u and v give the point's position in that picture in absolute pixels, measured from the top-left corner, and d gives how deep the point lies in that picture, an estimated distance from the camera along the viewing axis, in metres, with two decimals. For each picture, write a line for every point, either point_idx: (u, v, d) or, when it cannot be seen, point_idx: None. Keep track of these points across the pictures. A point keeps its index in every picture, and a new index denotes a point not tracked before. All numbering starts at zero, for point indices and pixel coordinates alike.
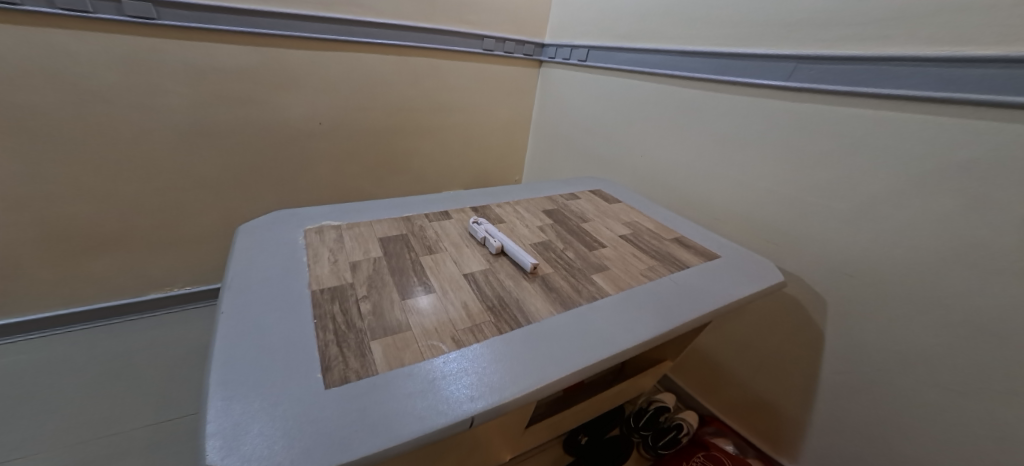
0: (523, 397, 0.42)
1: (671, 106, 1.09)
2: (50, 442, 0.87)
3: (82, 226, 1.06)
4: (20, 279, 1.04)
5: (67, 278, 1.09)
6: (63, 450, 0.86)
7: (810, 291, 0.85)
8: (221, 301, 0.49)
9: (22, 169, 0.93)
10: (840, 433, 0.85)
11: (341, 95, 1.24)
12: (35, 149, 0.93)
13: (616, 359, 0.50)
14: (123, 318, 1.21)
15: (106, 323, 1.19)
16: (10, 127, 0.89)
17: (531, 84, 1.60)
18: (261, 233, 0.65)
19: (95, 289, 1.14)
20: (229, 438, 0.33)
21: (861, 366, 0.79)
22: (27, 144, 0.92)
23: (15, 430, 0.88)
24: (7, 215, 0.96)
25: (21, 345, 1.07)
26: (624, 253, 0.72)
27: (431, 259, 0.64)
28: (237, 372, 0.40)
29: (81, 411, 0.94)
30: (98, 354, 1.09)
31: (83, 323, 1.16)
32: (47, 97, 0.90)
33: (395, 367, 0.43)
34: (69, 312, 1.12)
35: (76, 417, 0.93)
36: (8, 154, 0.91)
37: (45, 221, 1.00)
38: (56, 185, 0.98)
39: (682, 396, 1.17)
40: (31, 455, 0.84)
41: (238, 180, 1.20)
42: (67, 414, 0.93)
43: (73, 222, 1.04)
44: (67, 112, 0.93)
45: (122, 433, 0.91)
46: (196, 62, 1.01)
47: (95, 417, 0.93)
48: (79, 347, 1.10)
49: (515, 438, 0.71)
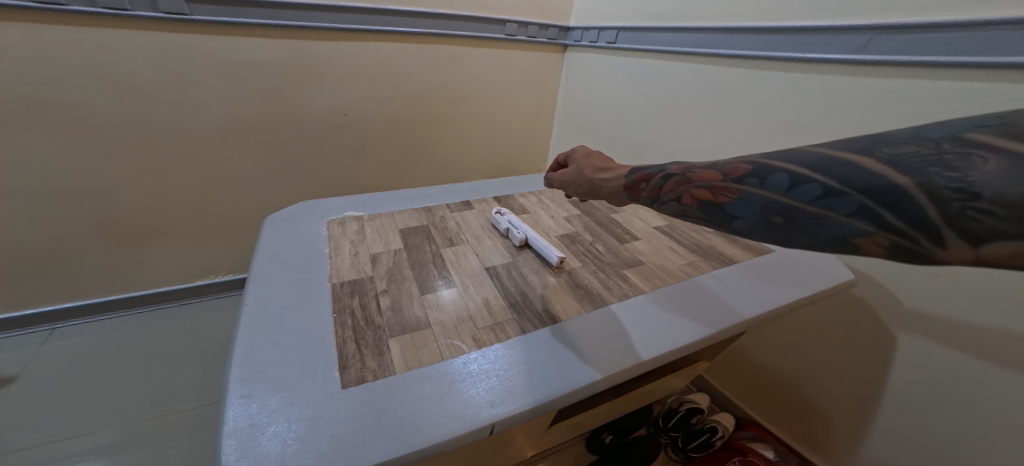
0: (549, 404, 0.39)
1: (711, 88, 1.01)
2: (102, 422, 0.92)
3: (131, 218, 1.10)
4: (78, 269, 1.10)
5: (118, 269, 1.15)
6: (107, 431, 0.90)
7: (876, 292, 0.75)
8: (244, 295, 0.48)
9: (75, 164, 0.98)
10: (902, 448, 0.77)
11: (364, 85, 1.22)
12: (86, 144, 0.97)
13: (652, 365, 0.45)
14: (172, 303, 1.27)
15: (158, 307, 1.25)
16: (62, 124, 0.93)
17: (556, 69, 1.53)
18: (286, 224, 0.64)
19: (143, 278, 1.20)
20: (245, 439, 0.32)
21: (936, 376, 0.70)
22: (78, 140, 0.96)
23: (73, 409, 0.94)
24: (66, 208, 1.02)
25: (83, 328, 1.15)
26: (659, 247, 0.67)
27: (452, 252, 0.62)
28: (255, 368, 0.39)
29: (130, 393, 0.99)
30: (148, 338, 1.15)
31: (138, 307, 1.23)
32: (95, 95, 0.93)
33: (413, 367, 0.41)
34: (123, 298, 1.19)
35: (119, 401, 0.97)
36: (63, 151, 0.96)
37: (98, 213, 1.06)
38: (105, 180, 1.03)
39: (716, 397, 1.11)
40: (83, 435, 0.89)
41: (270, 173, 1.22)
42: (117, 395, 0.98)
43: (122, 214, 1.08)
44: (113, 109, 0.96)
45: (165, 416, 0.95)
46: (226, 57, 1.02)
47: (142, 400, 0.98)
48: (132, 331, 1.17)
49: (539, 436, 0.68)
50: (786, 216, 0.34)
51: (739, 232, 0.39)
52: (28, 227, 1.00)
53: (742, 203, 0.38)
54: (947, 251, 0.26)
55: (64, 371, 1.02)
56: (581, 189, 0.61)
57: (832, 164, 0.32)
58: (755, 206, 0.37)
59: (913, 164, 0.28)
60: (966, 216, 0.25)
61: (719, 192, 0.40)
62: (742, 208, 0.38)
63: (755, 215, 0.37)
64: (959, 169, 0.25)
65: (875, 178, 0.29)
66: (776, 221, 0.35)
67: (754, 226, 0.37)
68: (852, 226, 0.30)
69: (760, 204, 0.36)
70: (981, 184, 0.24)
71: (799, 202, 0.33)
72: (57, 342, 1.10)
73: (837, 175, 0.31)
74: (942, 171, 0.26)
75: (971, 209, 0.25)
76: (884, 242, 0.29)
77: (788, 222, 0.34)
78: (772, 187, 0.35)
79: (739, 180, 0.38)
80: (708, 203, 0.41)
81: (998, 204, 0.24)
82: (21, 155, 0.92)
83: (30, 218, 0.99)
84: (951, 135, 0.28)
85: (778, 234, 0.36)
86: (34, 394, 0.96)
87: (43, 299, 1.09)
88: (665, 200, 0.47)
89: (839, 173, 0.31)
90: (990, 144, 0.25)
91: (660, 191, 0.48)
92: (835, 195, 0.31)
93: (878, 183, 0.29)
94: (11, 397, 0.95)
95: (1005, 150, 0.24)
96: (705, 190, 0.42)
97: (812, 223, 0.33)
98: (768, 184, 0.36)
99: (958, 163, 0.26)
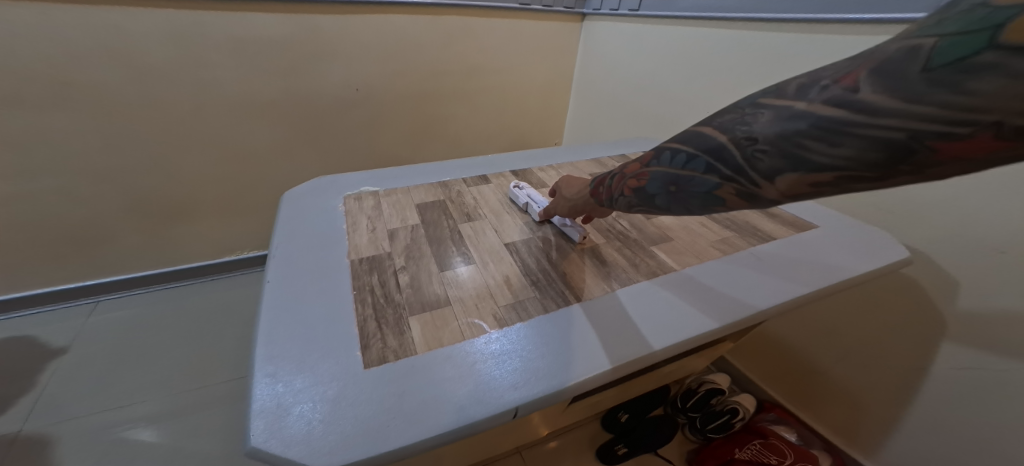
0: (578, 385, 0.37)
1: (740, 57, 0.93)
2: (144, 393, 0.96)
3: (157, 198, 1.12)
4: (111, 248, 1.13)
5: (148, 248, 1.18)
6: (151, 402, 0.94)
7: (928, 273, 0.70)
8: (266, 271, 0.48)
9: (102, 145, 0.99)
10: (940, 435, 0.74)
11: (375, 60, 1.18)
12: (110, 125, 0.98)
13: (685, 346, 0.43)
14: (203, 279, 1.30)
15: (189, 282, 1.28)
16: (82, 104, 0.93)
17: (572, 40, 1.45)
18: (304, 200, 0.63)
19: (172, 256, 1.22)
20: (273, 418, 0.31)
21: (986, 363, 0.66)
22: (102, 121, 0.96)
23: (116, 380, 0.98)
24: (97, 188, 1.03)
25: (120, 302, 1.19)
26: (689, 223, 0.63)
27: (470, 227, 0.60)
28: (280, 346, 0.38)
29: (168, 364, 1.03)
30: (183, 311, 1.19)
31: (171, 283, 1.26)
32: (114, 75, 0.93)
33: (434, 347, 0.39)
34: (156, 274, 1.22)
35: (158, 372, 1.01)
36: (89, 132, 0.96)
37: (127, 192, 1.07)
38: (130, 160, 1.03)
39: (738, 378, 1.09)
40: (128, 405, 0.93)
41: (286, 151, 1.20)
42: (155, 367, 1.02)
43: (149, 192, 1.10)
44: (132, 89, 0.96)
45: (201, 388, 0.99)
46: (237, 34, 0.99)
47: (178, 371, 1.02)
48: (166, 305, 1.20)
49: (557, 415, 0.68)
50: (675, 184, 0.37)
51: (664, 209, 0.39)
52: (59, 207, 1.02)
53: (651, 182, 0.39)
54: (765, 190, 0.30)
55: (106, 344, 1.06)
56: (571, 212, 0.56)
57: (691, 136, 0.36)
58: (656, 181, 0.39)
59: (725, 125, 0.33)
60: (757, 157, 0.29)
61: (640, 177, 0.41)
62: (651, 186, 0.39)
63: (659, 189, 0.39)
64: (748, 122, 0.31)
65: (711, 141, 0.33)
66: (671, 190, 0.37)
67: (667, 201, 0.38)
68: (709, 181, 0.33)
69: (658, 177, 0.39)
70: (758, 131, 0.30)
71: (679, 170, 0.36)
72: (102, 314, 1.15)
73: (694, 143, 0.35)
74: (739, 126, 0.31)
75: (756, 151, 0.29)
76: (734, 190, 0.32)
77: (678, 189, 0.36)
78: (661, 162, 0.38)
79: (648, 162, 0.40)
80: (636, 188, 0.41)
81: (768, 143, 0.29)
82: (47, 136, 0.93)
83: (60, 199, 1.01)
84: (746, 101, 0.32)
85: (680, 202, 0.37)
86: (80, 365, 1.00)
87: (82, 275, 1.13)
88: (615, 195, 0.45)
89: (694, 142, 0.35)
90: (768, 101, 0.30)
91: (611, 190, 0.46)
92: (693, 158, 0.35)
93: (711, 143, 0.33)
94: (63, 366, 1.00)
95: (776, 103, 0.30)
96: (632, 178, 0.42)
97: (688, 185, 0.35)
98: (660, 160, 0.39)
99: (751, 118, 0.31)
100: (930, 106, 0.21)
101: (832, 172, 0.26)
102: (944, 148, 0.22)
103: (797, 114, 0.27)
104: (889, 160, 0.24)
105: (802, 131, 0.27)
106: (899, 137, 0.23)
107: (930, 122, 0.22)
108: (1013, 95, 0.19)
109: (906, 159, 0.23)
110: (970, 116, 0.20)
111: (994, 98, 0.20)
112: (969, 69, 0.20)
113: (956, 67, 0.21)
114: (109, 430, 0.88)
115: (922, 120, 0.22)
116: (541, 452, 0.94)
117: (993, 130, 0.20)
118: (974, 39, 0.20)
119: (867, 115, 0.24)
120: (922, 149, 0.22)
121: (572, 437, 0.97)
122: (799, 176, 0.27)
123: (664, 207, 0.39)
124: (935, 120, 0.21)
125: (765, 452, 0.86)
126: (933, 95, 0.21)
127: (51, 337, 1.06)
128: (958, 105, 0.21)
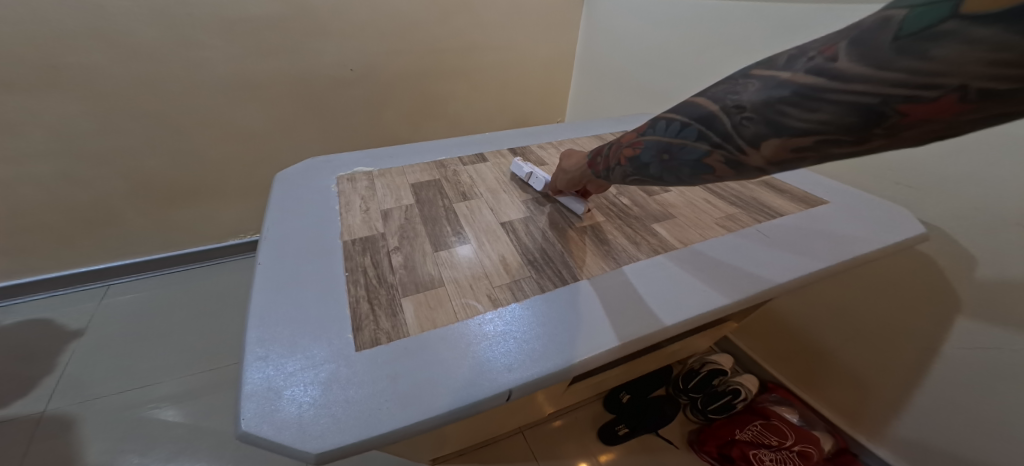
0: (578, 365, 0.36)
1: (749, 28, 0.88)
2: (157, 375, 0.97)
3: (158, 182, 1.11)
4: (114, 233, 1.12)
5: (151, 233, 1.17)
6: (169, 382, 0.96)
7: (946, 250, 0.68)
8: (257, 253, 0.47)
9: (98, 129, 0.97)
10: (947, 413, 0.73)
11: (370, 38, 1.14)
12: (104, 108, 0.96)
13: (686, 326, 0.42)
14: (210, 262, 1.30)
15: (197, 266, 1.28)
16: (75, 87, 0.91)
17: (573, 15, 1.40)
18: (296, 181, 0.61)
19: (177, 240, 1.22)
20: (264, 403, 0.31)
21: (999, 343, 0.64)
22: (95, 104, 0.94)
23: (127, 363, 0.99)
24: (97, 172, 1.02)
25: (127, 286, 1.19)
26: (694, 200, 0.61)
27: (466, 206, 0.58)
28: (271, 329, 0.37)
29: (178, 346, 1.04)
30: (193, 294, 1.19)
31: (178, 266, 1.26)
32: (103, 57, 0.90)
33: (427, 328, 0.38)
34: (163, 257, 1.22)
35: (172, 354, 1.02)
36: (84, 116, 0.95)
37: (128, 176, 1.06)
38: (127, 144, 1.02)
39: (741, 359, 1.09)
40: (143, 387, 0.94)
41: (284, 134, 1.18)
42: (165, 349, 1.03)
43: (149, 177, 1.09)
44: (124, 71, 0.94)
45: (212, 370, 1.00)
46: (226, 12, 0.96)
47: (186, 353, 1.02)
48: (172, 289, 1.20)
49: (560, 394, 0.68)
50: (669, 151, 0.38)
51: (656, 178, 0.41)
52: (60, 192, 1.01)
53: (646, 150, 0.41)
54: (749, 157, 0.30)
55: (116, 328, 1.07)
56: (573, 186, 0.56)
57: (685, 106, 0.36)
58: (650, 150, 0.40)
59: (718, 95, 0.33)
60: (742, 125, 0.30)
61: (635, 146, 0.43)
62: (644, 155, 0.41)
63: (654, 157, 0.40)
64: (738, 91, 0.31)
65: (702, 110, 0.34)
66: (665, 159, 0.38)
67: (659, 170, 0.40)
68: (698, 149, 0.34)
69: (653, 145, 0.40)
70: (746, 99, 0.30)
71: (672, 138, 0.37)
72: (113, 297, 1.15)
73: (687, 112, 0.35)
74: (728, 95, 0.31)
75: (742, 119, 0.30)
76: (721, 158, 0.33)
77: (671, 157, 0.37)
78: (656, 131, 0.39)
79: (643, 132, 0.42)
80: (630, 157, 0.43)
81: (754, 111, 0.29)
82: (41, 120, 0.92)
83: (59, 185, 1.00)
84: (737, 71, 0.32)
85: (671, 170, 0.38)
86: (90, 347, 1.01)
87: (90, 260, 1.13)
88: (612, 166, 0.48)
89: (687, 110, 0.35)
90: (759, 70, 0.30)
91: (609, 161, 0.48)
92: (685, 126, 0.35)
93: (702, 112, 0.34)
94: (82, 348, 1.01)
95: (763, 73, 0.29)
96: (628, 146, 0.44)
97: (680, 154, 0.36)
98: (656, 129, 0.39)
99: (739, 88, 0.31)
100: (899, 72, 0.21)
101: (812, 136, 0.26)
102: (913, 112, 0.22)
103: (779, 82, 0.28)
104: (862, 126, 0.24)
105: (782, 98, 0.27)
106: (871, 103, 0.23)
107: (897, 86, 0.22)
108: (974, 59, 0.19)
109: (877, 123, 0.23)
110: (937, 80, 0.20)
111: (956, 62, 0.20)
112: (936, 36, 0.20)
113: (923, 36, 0.21)
114: (125, 412, 0.89)
115: (890, 86, 0.22)
116: (545, 431, 0.94)
117: (958, 94, 0.20)
118: (940, 7, 0.20)
119: (841, 82, 0.24)
120: (891, 113, 0.22)
121: (576, 417, 0.98)
122: (781, 141, 0.28)
123: (656, 175, 0.40)
124: (902, 85, 0.21)
125: (766, 433, 0.88)
126: (900, 62, 0.21)
127: (66, 321, 1.07)
128: (923, 70, 0.21)
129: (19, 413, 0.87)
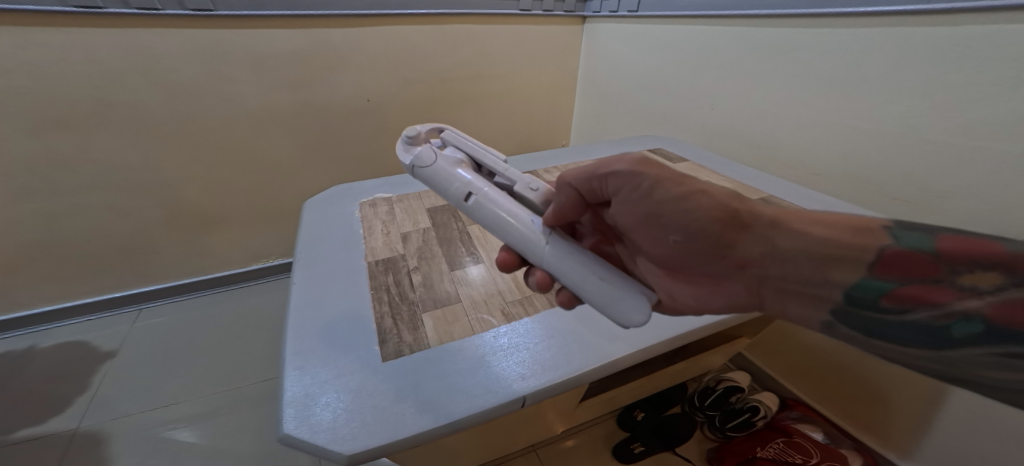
0: (584, 375, 0.39)
1: (742, 50, 0.92)
2: (184, 395, 1.01)
3: (191, 210, 1.18)
4: (149, 258, 1.19)
5: (181, 257, 1.24)
6: (192, 401, 0.99)
7: None
8: (292, 273, 0.51)
9: (141, 161, 1.06)
10: (975, 432, 0.71)
11: (383, 70, 1.22)
12: (147, 141, 1.04)
13: (686, 339, 0.45)
14: (236, 286, 1.36)
15: (223, 289, 1.34)
16: (122, 123, 1.00)
17: (575, 42, 1.46)
18: (324, 207, 0.66)
19: (206, 264, 1.28)
20: (301, 408, 0.34)
21: None
22: (139, 138, 1.03)
23: (157, 383, 1.03)
24: (138, 201, 1.10)
25: (159, 308, 1.26)
26: None
27: (478, 229, 0.62)
28: (306, 342, 0.41)
29: (205, 367, 1.08)
30: (219, 317, 1.24)
31: (205, 289, 1.32)
32: (149, 95, 1.00)
33: (445, 341, 0.41)
34: (191, 281, 1.28)
35: (199, 374, 1.06)
36: (128, 149, 1.03)
37: (164, 204, 1.14)
38: (165, 173, 1.10)
39: (758, 376, 1.08)
40: (171, 405, 0.98)
41: (305, 162, 1.26)
42: (192, 370, 1.07)
43: (183, 205, 1.16)
44: (164, 107, 1.02)
45: (234, 390, 1.03)
46: (255, 50, 1.05)
47: (212, 374, 1.07)
48: (201, 311, 1.26)
49: (571, 411, 0.69)
50: None
51: None
52: (102, 219, 1.09)
53: None
54: None
55: (149, 348, 1.12)
56: (695, 254, 0.41)
57: None
58: None
59: None
60: None
61: None
62: None
63: None
64: None
65: None
66: None
67: None
68: None
69: None
70: None
71: None
72: (146, 320, 1.22)
73: None
74: None
75: None
76: None
77: None
78: None
79: None
80: None
81: None
82: (91, 154, 1.00)
83: (103, 213, 1.08)
84: None
85: None
86: (124, 366, 1.07)
87: (127, 283, 1.20)
88: None
89: None
90: None
91: None
92: None
93: None
94: (117, 367, 1.06)
95: None
96: None
97: None
98: None
99: None
100: None
101: None
102: None
103: None
104: None
105: None
106: None
107: None
108: None
109: None
110: None
111: None
112: None
113: None
114: (155, 430, 0.93)
115: None
116: (560, 449, 0.95)
117: None
118: None
119: None
120: None
121: (591, 435, 0.98)
122: None
123: None
124: None
125: (789, 450, 0.86)
126: None
127: (101, 343, 1.13)
128: None
129: (59, 428, 0.92)
